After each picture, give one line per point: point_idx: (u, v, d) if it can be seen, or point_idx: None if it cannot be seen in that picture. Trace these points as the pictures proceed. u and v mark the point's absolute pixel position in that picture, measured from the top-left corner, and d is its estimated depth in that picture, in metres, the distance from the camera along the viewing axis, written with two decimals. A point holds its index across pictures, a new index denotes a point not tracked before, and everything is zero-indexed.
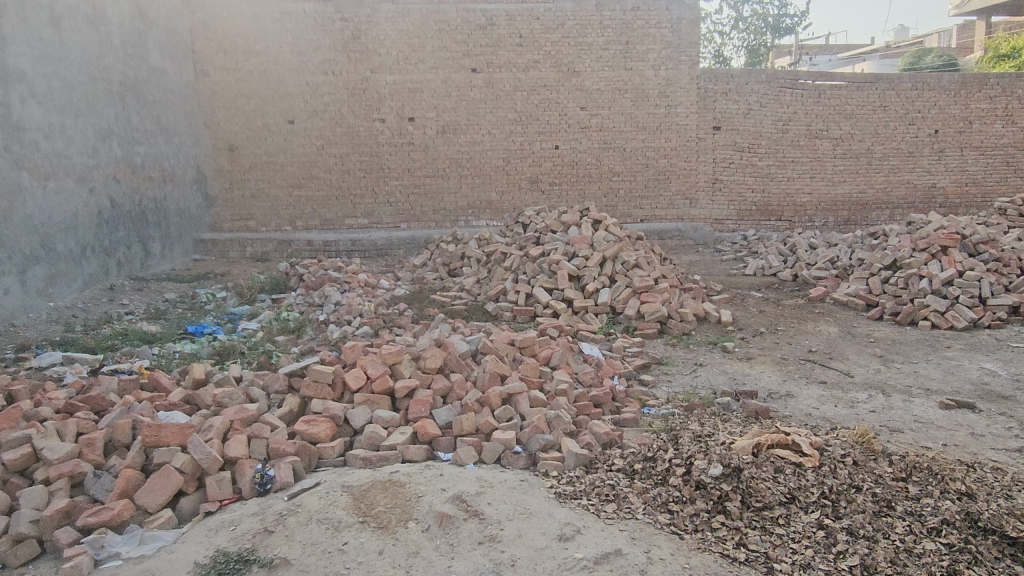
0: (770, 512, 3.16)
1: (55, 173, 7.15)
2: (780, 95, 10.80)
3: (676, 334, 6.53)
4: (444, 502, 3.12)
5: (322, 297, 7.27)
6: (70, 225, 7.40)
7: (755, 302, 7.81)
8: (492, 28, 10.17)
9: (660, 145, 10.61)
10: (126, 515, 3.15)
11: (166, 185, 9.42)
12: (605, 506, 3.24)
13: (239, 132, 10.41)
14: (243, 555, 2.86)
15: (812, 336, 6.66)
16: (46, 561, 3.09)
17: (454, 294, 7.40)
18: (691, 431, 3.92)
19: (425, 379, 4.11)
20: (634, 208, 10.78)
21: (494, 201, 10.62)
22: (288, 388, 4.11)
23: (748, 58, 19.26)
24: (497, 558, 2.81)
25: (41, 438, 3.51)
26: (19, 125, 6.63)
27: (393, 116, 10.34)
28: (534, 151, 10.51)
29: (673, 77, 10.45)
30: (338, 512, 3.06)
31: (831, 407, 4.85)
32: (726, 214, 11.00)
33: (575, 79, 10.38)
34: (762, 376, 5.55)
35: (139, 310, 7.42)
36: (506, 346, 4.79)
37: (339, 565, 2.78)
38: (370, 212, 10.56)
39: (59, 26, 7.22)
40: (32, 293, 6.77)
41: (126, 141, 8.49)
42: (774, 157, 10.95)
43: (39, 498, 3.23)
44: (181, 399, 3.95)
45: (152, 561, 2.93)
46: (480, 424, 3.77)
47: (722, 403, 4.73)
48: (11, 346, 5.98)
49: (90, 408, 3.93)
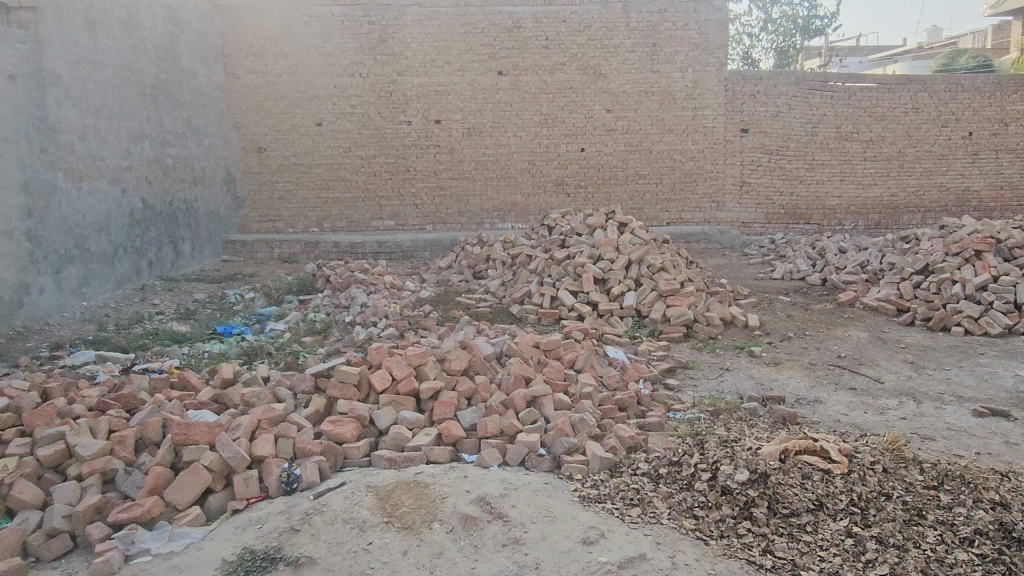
0: (798, 519, 3.12)
1: (90, 174, 7.29)
2: (809, 97, 10.68)
3: (702, 339, 6.47)
4: (468, 504, 3.13)
5: (349, 298, 7.33)
6: (104, 225, 7.55)
7: (783, 306, 7.73)
8: (519, 31, 10.21)
9: (686, 147, 10.54)
10: (156, 512, 3.20)
11: (196, 186, 9.56)
12: (629, 510, 3.22)
13: (268, 134, 10.54)
14: (269, 553, 2.90)
15: (842, 341, 6.57)
16: (79, 555, 3.15)
17: (479, 296, 7.42)
18: (718, 437, 3.88)
19: (450, 380, 4.13)
20: (660, 211, 10.71)
21: (520, 204, 10.65)
22: (315, 388, 4.15)
23: (776, 60, 19.06)
24: (521, 560, 2.81)
25: (74, 435, 3.58)
26: (55, 127, 6.78)
27: (419, 118, 10.41)
28: (560, 154, 10.52)
29: (701, 79, 10.37)
30: (363, 512, 3.08)
31: (861, 414, 4.78)
32: (753, 217, 10.88)
33: (602, 82, 10.35)
34: (790, 381, 5.48)
35: (169, 310, 7.57)
36: (532, 347, 4.80)
37: (364, 565, 2.79)
38: (396, 214, 10.62)
39: (93, 30, 7.37)
40: (66, 292, 6.92)
41: (158, 143, 8.63)
42: (803, 159, 10.83)
43: (72, 493, 3.30)
44: (210, 398, 4.01)
45: (181, 558, 2.98)
46: (504, 426, 3.79)
47: (750, 408, 4.68)
48: (46, 344, 6.14)
49: (121, 406, 4.00)
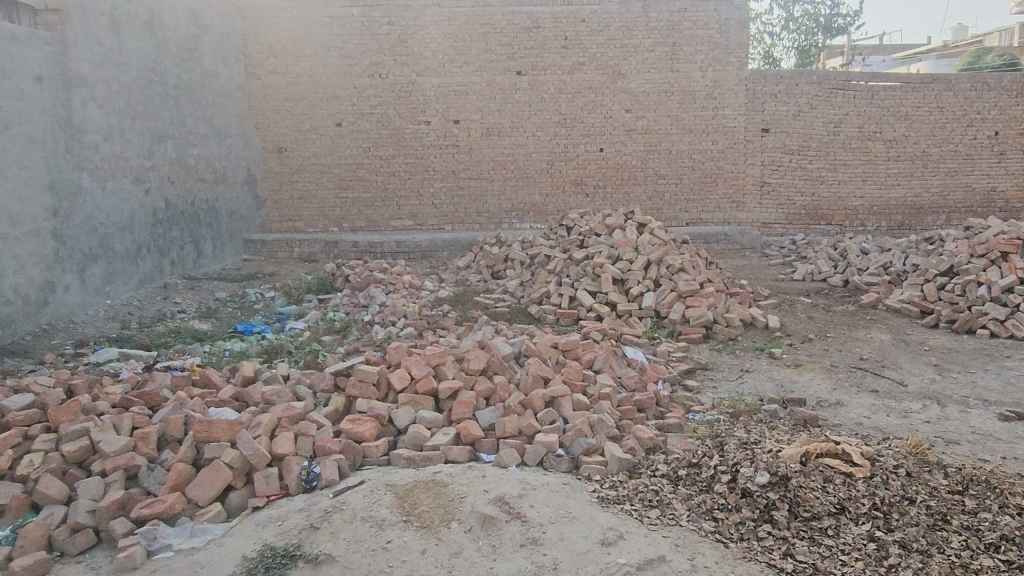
0: (819, 523, 3.09)
1: (114, 173, 7.39)
2: (831, 97, 10.56)
3: (722, 340, 6.42)
4: (486, 504, 3.13)
5: (368, 298, 7.36)
6: (127, 225, 7.64)
7: (804, 307, 7.66)
8: (538, 31, 10.20)
9: (706, 147, 10.48)
10: (178, 508, 3.23)
11: (217, 186, 9.65)
12: (648, 511, 3.21)
13: (288, 134, 10.61)
14: (289, 551, 2.92)
15: (863, 343, 6.50)
16: (102, 550, 3.19)
17: (497, 296, 7.43)
18: (738, 438, 3.86)
19: (469, 380, 4.13)
20: (679, 211, 10.66)
21: (538, 204, 10.65)
22: (334, 387, 4.17)
23: (797, 59, 18.89)
24: (540, 561, 2.80)
25: (98, 431, 3.63)
26: (81, 128, 6.87)
27: (438, 118, 10.44)
28: (579, 154, 10.50)
29: (721, 79, 10.31)
30: (381, 510, 3.10)
31: (883, 417, 4.72)
32: (774, 217, 10.79)
33: (621, 82, 10.31)
34: (811, 383, 5.43)
35: (191, 308, 7.66)
36: (550, 348, 4.80)
37: (383, 563, 2.80)
38: (414, 214, 10.67)
39: (118, 31, 7.47)
40: (91, 291, 7.02)
41: (180, 143, 8.72)
42: (824, 159, 10.72)
43: (96, 489, 3.34)
44: (231, 396, 4.05)
45: (202, 554, 3.01)
46: (523, 426, 3.79)
47: (770, 410, 4.64)
48: (71, 341, 6.23)
49: (144, 403, 4.06)
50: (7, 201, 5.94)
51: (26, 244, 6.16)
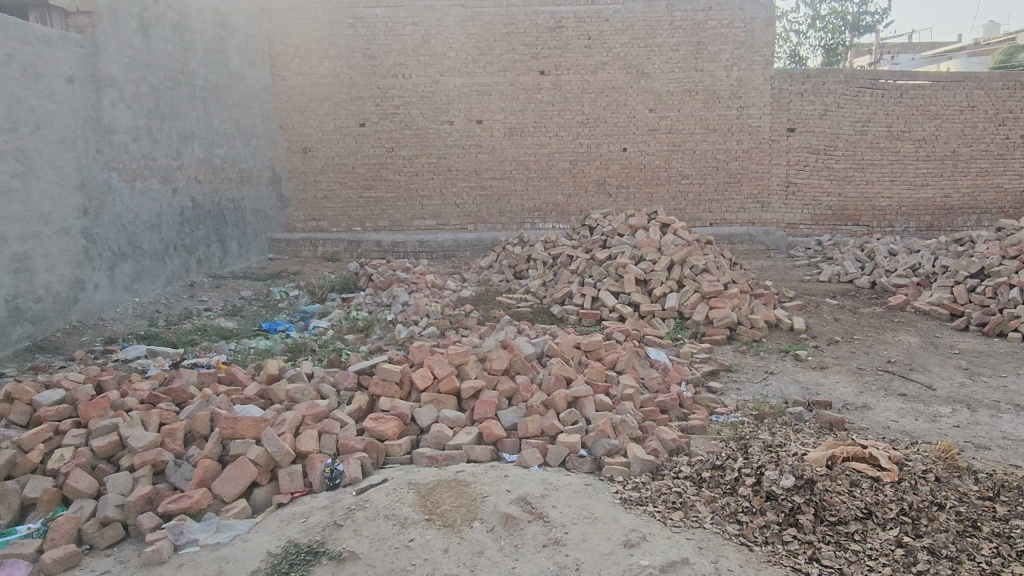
0: (846, 527, 3.05)
1: (142, 173, 7.49)
2: (859, 96, 10.42)
3: (746, 341, 6.37)
4: (509, 503, 3.13)
5: (391, 297, 7.40)
6: (155, 224, 7.76)
7: (830, 309, 7.57)
8: (561, 30, 10.19)
9: (730, 147, 10.40)
10: (204, 503, 3.27)
11: (243, 186, 9.76)
12: (671, 513, 3.19)
13: (313, 134, 10.70)
14: (313, 547, 2.94)
15: (891, 346, 6.40)
16: (130, 544, 3.23)
17: (520, 296, 7.42)
18: (762, 441, 3.82)
19: (491, 380, 4.14)
20: (703, 212, 10.59)
21: (561, 204, 10.64)
22: (357, 385, 4.21)
23: (824, 58, 18.68)
24: (562, 561, 2.79)
25: (126, 427, 3.69)
26: (110, 128, 6.98)
27: (461, 118, 10.46)
28: (602, 154, 10.46)
29: (746, 78, 10.22)
30: (404, 509, 3.11)
31: (911, 421, 4.64)
32: (799, 218, 10.68)
33: (645, 81, 10.25)
34: (837, 386, 5.36)
35: (216, 306, 7.75)
36: (572, 348, 4.79)
37: (405, 561, 2.81)
38: (437, 213, 10.71)
39: (146, 33, 7.57)
40: (120, 289, 7.13)
41: (207, 143, 8.83)
42: (852, 159, 10.59)
43: (124, 483, 3.39)
44: (256, 393, 4.10)
45: (228, 549, 3.04)
46: (545, 426, 3.79)
47: (795, 413, 4.59)
48: (100, 338, 6.34)
49: (171, 400, 4.12)
50: (39, 200, 6.05)
51: (57, 243, 6.26)
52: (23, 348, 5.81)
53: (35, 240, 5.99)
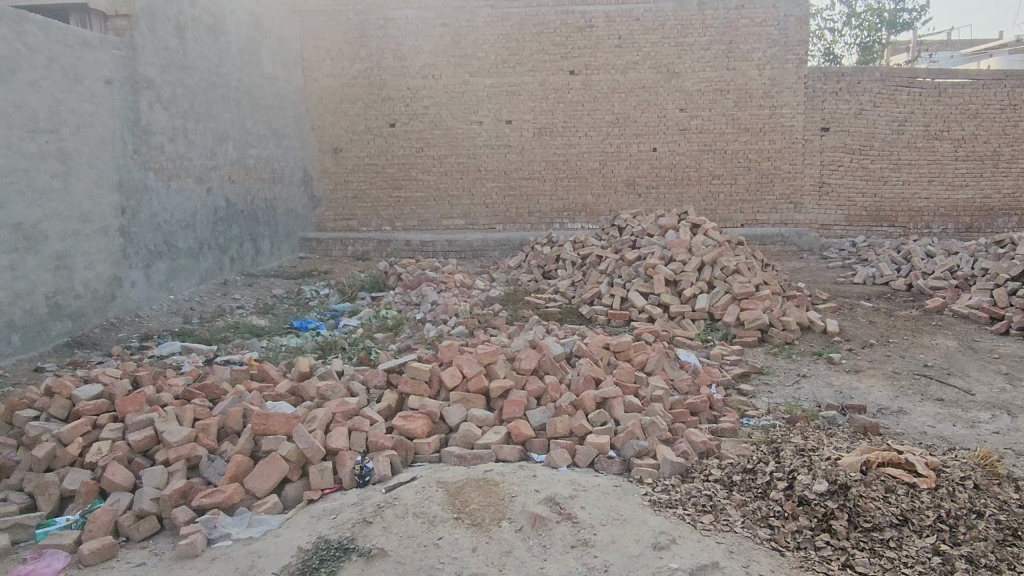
0: (881, 534, 2.99)
1: (178, 173, 7.63)
2: (895, 95, 10.22)
3: (778, 344, 6.28)
4: (538, 503, 3.13)
5: (420, 296, 7.43)
6: (190, 223, 7.89)
7: (864, 311, 7.43)
8: (591, 30, 10.15)
9: (763, 147, 10.28)
10: (236, 498, 3.32)
11: (275, 186, 9.89)
12: (702, 517, 3.16)
13: (344, 134, 10.81)
14: (343, 543, 2.97)
15: (928, 350, 6.27)
16: (165, 537, 3.29)
17: (549, 296, 7.41)
18: (794, 445, 3.77)
19: (520, 379, 4.14)
20: (734, 212, 10.48)
21: (590, 204, 10.61)
22: (387, 383, 4.24)
23: (860, 55, 18.36)
24: (591, 562, 2.79)
25: (162, 422, 3.76)
26: (147, 128, 7.12)
27: (490, 118, 10.48)
28: (632, 153, 10.40)
29: (779, 77, 10.09)
30: (433, 507, 3.12)
31: (949, 426, 4.54)
32: (834, 218, 10.51)
33: (675, 81, 10.17)
34: (872, 390, 5.26)
35: (248, 304, 7.86)
36: (601, 349, 4.78)
37: (434, 560, 2.83)
38: (466, 213, 10.74)
39: (182, 36, 7.71)
40: (155, 286, 7.27)
41: (241, 143, 8.96)
42: (888, 159, 10.39)
43: (160, 477, 3.45)
44: (287, 390, 4.15)
45: (259, 544, 3.08)
46: (574, 427, 3.78)
47: (828, 416, 4.51)
48: (136, 335, 6.46)
49: (205, 396, 4.18)
50: (79, 199, 6.18)
51: (95, 241, 6.40)
52: (63, 344, 5.94)
53: (74, 239, 6.13)
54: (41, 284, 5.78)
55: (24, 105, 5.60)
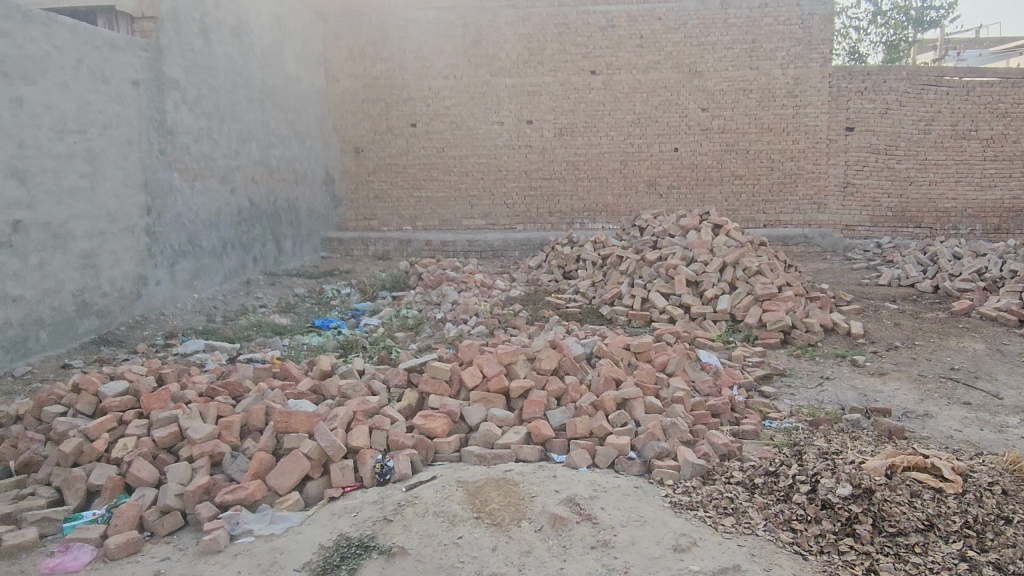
0: (906, 538, 2.95)
1: (202, 173, 7.72)
2: (922, 94, 10.07)
3: (801, 346, 6.22)
4: (557, 504, 3.12)
5: (440, 296, 7.45)
6: (214, 223, 7.98)
7: (890, 313, 7.33)
8: (612, 30, 10.12)
9: (786, 147, 10.18)
10: (259, 495, 3.34)
11: (298, 186, 9.98)
12: (723, 519, 3.13)
13: (365, 135, 10.87)
14: (364, 541, 2.98)
15: (955, 353, 6.17)
16: (189, 532, 3.33)
17: (569, 297, 7.40)
18: (817, 448, 3.73)
19: (540, 380, 4.14)
20: (757, 213, 10.39)
21: (610, 204, 10.57)
22: (407, 383, 4.26)
23: (886, 54, 18.13)
24: (611, 563, 2.78)
25: (185, 418, 3.80)
26: (173, 129, 7.21)
27: (511, 118, 10.49)
28: (653, 153, 10.34)
29: (803, 76, 9.99)
30: (453, 506, 3.13)
31: (976, 431, 4.47)
32: (858, 219, 10.38)
33: (697, 80, 10.11)
34: (897, 393, 5.19)
35: (271, 303, 7.93)
36: (621, 350, 4.76)
37: (454, 559, 2.83)
38: (487, 213, 10.75)
39: (207, 37, 7.80)
40: (180, 285, 7.36)
41: (264, 144, 9.05)
42: (914, 159, 10.24)
43: (184, 473, 3.49)
44: (309, 389, 4.18)
45: (281, 541, 3.11)
46: (594, 428, 3.77)
47: (852, 420, 4.46)
48: (161, 333, 6.55)
49: (228, 393, 4.23)
50: (106, 199, 6.28)
51: (121, 240, 6.50)
52: (89, 341, 6.04)
53: (101, 238, 6.22)
54: (69, 282, 5.88)
55: (52, 106, 5.70)
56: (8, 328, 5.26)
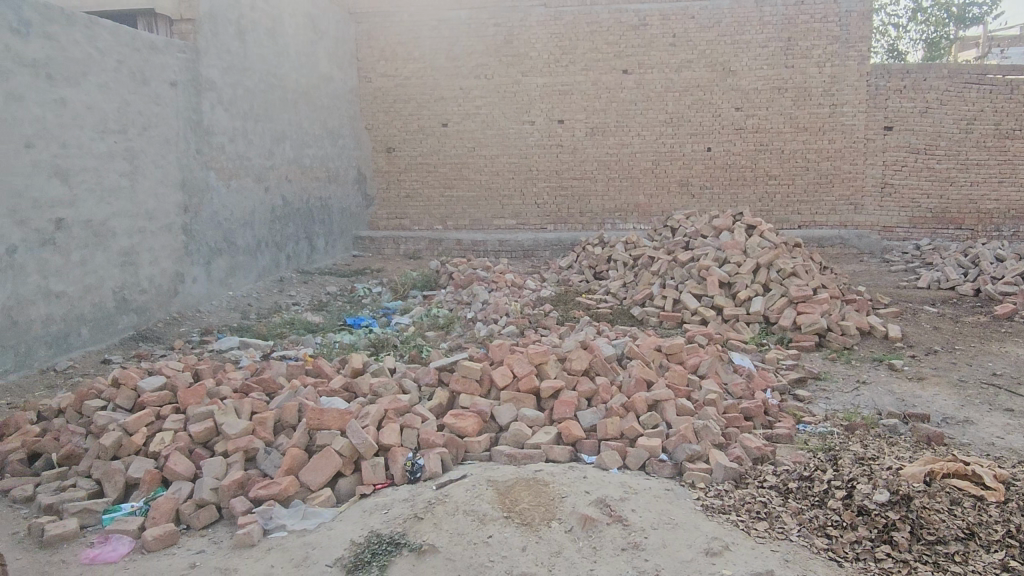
0: (945, 547, 2.88)
1: (237, 172, 7.84)
2: (963, 92, 9.84)
3: (836, 349, 6.11)
4: (588, 505, 3.11)
5: (471, 295, 7.48)
6: (249, 221, 8.10)
7: (929, 317, 7.17)
8: (645, 28, 10.05)
9: (822, 147, 10.02)
10: (291, 491, 3.38)
11: (331, 185, 10.09)
12: (756, 524, 3.10)
13: (397, 134, 10.95)
14: (395, 538, 3.00)
15: (997, 358, 6.01)
16: (224, 526, 3.39)
17: (600, 297, 7.37)
18: (853, 453, 3.66)
19: (571, 380, 4.13)
20: (791, 213, 10.24)
21: (642, 205, 10.50)
22: (438, 381, 4.28)
23: (926, 52, 17.75)
24: (641, 566, 2.76)
25: (221, 414, 3.86)
26: (209, 129, 7.33)
27: (542, 118, 10.49)
28: (685, 153, 10.26)
29: (840, 74, 9.82)
30: (483, 505, 3.14)
31: (1019, 438, 4.35)
32: (897, 220, 10.17)
33: (731, 79, 10.00)
34: (936, 399, 5.07)
35: (304, 301, 8.03)
36: (653, 351, 4.73)
37: (484, 557, 2.84)
38: (518, 213, 10.76)
39: (243, 39, 7.92)
40: (216, 282, 7.49)
41: (297, 143, 9.16)
42: (955, 159, 10.01)
43: (219, 467, 3.55)
44: (341, 386, 4.22)
45: (314, 536, 3.14)
46: (625, 429, 3.75)
47: (889, 425, 4.37)
48: (197, 329, 6.68)
49: (262, 390, 4.29)
50: (145, 198, 6.41)
51: (159, 238, 6.63)
52: (128, 337, 6.18)
53: (139, 236, 6.36)
54: (109, 279, 6.02)
55: (94, 107, 5.83)
56: (51, 324, 5.40)
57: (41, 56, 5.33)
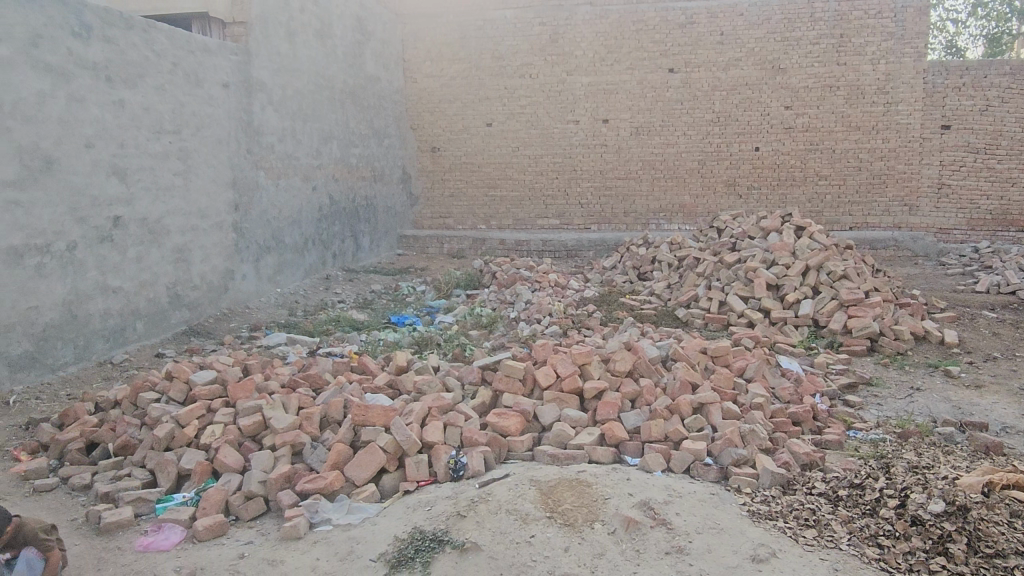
0: (1005, 561, 2.76)
1: (286, 172, 7.99)
2: None
3: (889, 354, 5.94)
4: (631, 507, 3.09)
5: (514, 295, 7.48)
6: (296, 220, 8.25)
7: (987, 322, 6.92)
8: (692, 26, 9.93)
9: (875, 146, 9.76)
10: (337, 485, 3.43)
11: (376, 184, 10.21)
12: (804, 531, 3.03)
13: (442, 134, 11.02)
14: (438, 535, 3.02)
15: None
16: (271, 518, 3.45)
17: (644, 298, 7.31)
18: (906, 461, 3.56)
19: (615, 381, 4.11)
20: (842, 214, 10.00)
21: (687, 205, 10.35)
22: (481, 380, 4.31)
23: (987, 48, 17.16)
24: (685, 570, 2.73)
25: (269, 408, 3.95)
26: (260, 129, 7.49)
27: (587, 117, 10.47)
28: (732, 153, 10.10)
29: (895, 72, 9.55)
30: (526, 504, 3.14)
31: None
32: (954, 222, 9.83)
33: (781, 77, 9.82)
34: (995, 407, 4.89)
35: (349, 299, 8.14)
36: (698, 353, 4.68)
37: (526, 557, 2.84)
38: (562, 213, 10.75)
39: (293, 41, 8.06)
40: (264, 279, 7.65)
41: (344, 143, 9.30)
42: (1017, 159, 9.66)
43: (267, 461, 3.63)
44: (385, 383, 4.28)
45: (358, 531, 3.18)
46: (669, 431, 3.71)
47: (945, 433, 4.23)
48: (246, 325, 6.83)
49: (308, 385, 4.36)
50: (198, 196, 6.58)
51: (211, 236, 6.80)
52: (180, 332, 6.35)
53: (192, 233, 6.53)
54: (163, 275, 6.19)
55: (150, 108, 6.00)
56: (108, 318, 5.58)
57: (102, 59, 5.50)
